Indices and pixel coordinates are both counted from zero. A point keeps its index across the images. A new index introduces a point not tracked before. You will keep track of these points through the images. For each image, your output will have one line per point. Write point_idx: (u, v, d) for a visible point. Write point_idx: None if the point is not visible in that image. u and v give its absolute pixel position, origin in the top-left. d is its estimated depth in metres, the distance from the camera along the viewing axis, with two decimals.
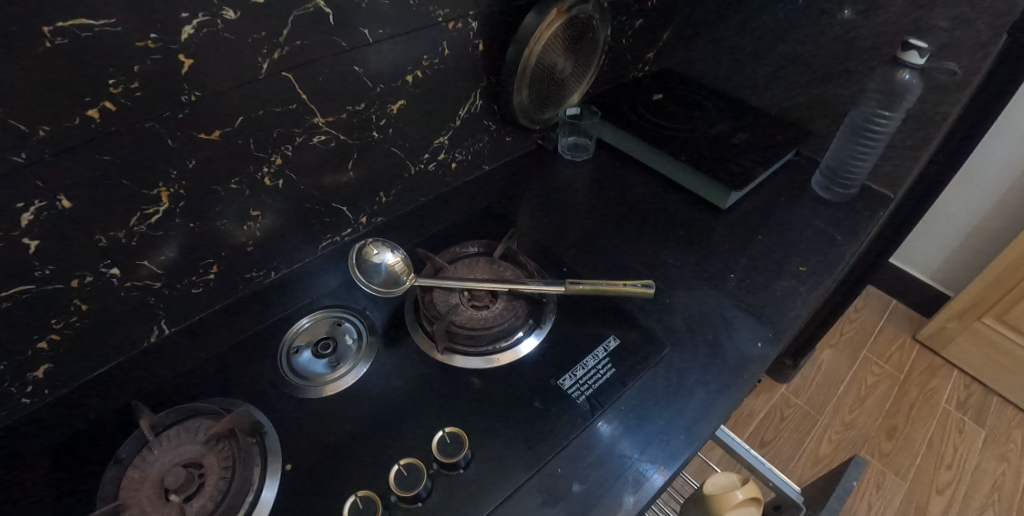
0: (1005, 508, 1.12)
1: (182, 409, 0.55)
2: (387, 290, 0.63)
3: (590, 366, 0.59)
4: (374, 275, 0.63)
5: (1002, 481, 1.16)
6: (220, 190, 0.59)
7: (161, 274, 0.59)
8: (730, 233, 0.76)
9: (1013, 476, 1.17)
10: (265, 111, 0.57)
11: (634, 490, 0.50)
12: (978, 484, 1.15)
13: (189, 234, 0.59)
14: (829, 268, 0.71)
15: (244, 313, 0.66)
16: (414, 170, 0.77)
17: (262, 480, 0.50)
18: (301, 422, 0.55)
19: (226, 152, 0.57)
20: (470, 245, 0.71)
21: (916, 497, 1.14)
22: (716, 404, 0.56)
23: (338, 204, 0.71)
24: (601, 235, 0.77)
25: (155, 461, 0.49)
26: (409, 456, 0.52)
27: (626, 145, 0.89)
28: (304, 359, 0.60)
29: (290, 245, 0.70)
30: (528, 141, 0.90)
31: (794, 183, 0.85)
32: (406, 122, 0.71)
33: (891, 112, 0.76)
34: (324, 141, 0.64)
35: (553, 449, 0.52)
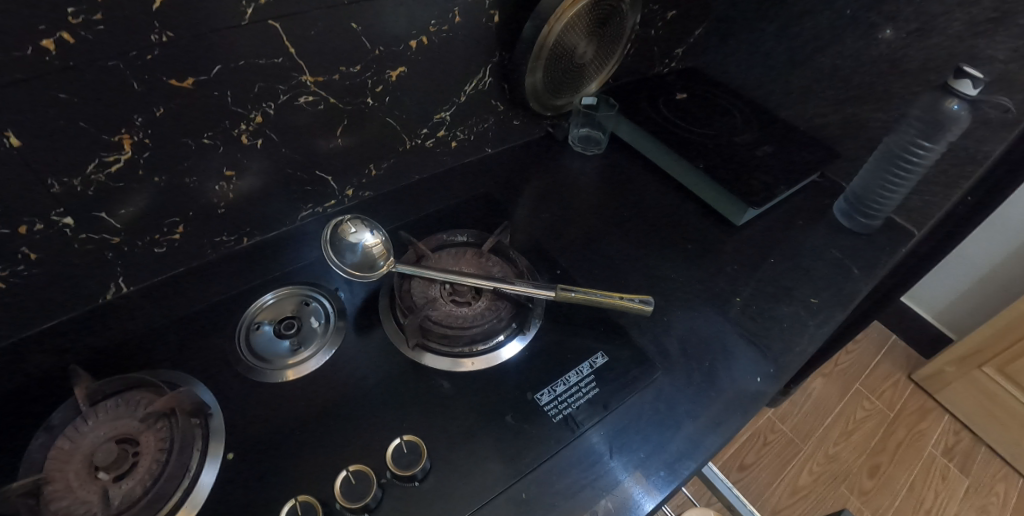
0: None
1: (125, 378, 0.50)
2: (362, 274, 0.59)
3: (572, 383, 0.54)
4: (349, 257, 0.59)
5: None
6: (191, 144, 0.54)
7: (121, 228, 0.54)
8: (741, 253, 0.71)
9: None
10: (247, 63, 0.51)
11: None
12: None
13: (153, 189, 0.54)
14: (842, 303, 0.66)
15: (210, 279, 0.62)
16: (410, 144, 0.72)
17: (201, 464, 0.46)
18: (253, 406, 0.51)
19: (201, 104, 0.51)
20: (459, 234, 0.67)
21: None
22: (703, 441, 0.52)
23: (323, 172, 0.66)
24: (602, 239, 0.72)
25: (88, 433, 0.45)
26: (364, 459, 0.48)
27: (641, 145, 0.83)
28: (265, 337, 0.56)
29: (267, 211, 0.65)
30: (537, 127, 0.85)
31: (813, 207, 0.80)
32: (405, 91, 0.65)
33: (931, 143, 0.70)
34: (312, 103, 0.59)
35: (521, 472, 0.48)
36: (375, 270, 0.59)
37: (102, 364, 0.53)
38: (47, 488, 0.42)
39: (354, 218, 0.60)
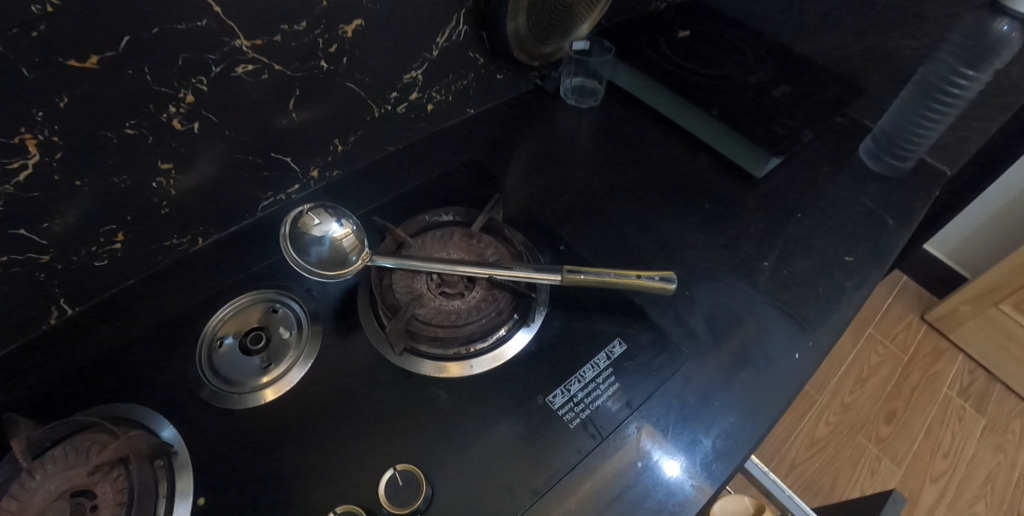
0: (996, 501, 1.11)
1: (73, 420, 0.43)
2: (331, 273, 0.51)
3: (588, 379, 0.48)
4: (314, 255, 0.51)
5: (997, 472, 1.14)
6: (114, 137, 0.44)
7: (49, 244, 0.46)
8: (763, 210, 0.64)
9: (1008, 468, 1.15)
10: (164, 30, 0.41)
11: None
12: (973, 474, 1.14)
13: (77, 196, 0.45)
14: (880, 260, 0.59)
15: (167, 289, 0.54)
16: (378, 112, 0.63)
17: (170, 505, 0.40)
18: (229, 436, 0.45)
19: (115, 86, 0.42)
20: (443, 213, 0.59)
21: (910, 485, 1.13)
22: (738, 436, 0.46)
23: (280, 153, 0.57)
24: (607, 205, 0.64)
25: (36, 489, 0.38)
26: (359, 490, 0.42)
27: (644, 93, 0.74)
28: (230, 355, 0.49)
29: (222, 205, 0.56)
30: (523, 80, 0.74)
31: (837, 150, 0.72)
32: (365, 48, 0.55)
33: (976, 73, 0.62)
34: (253, 72, 0.49)
35: (537, 492, 0.42)
36: (346, 267, 0.51)
37: (54, 404, 0.46)
38: None
39: (317, 208, 0.51)
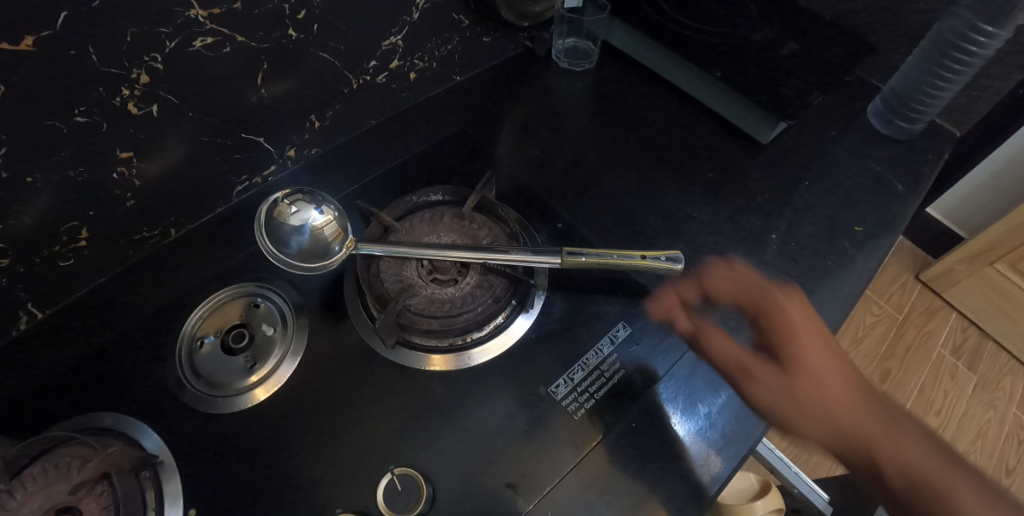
0: (986, 455, 1.16)
1: (51, 435, 0.40)
2: (313, 265, 0.47)
3: (592, 367, 0.47)
4: (293, 246, 0.47)
5: (987, 428, 1.18)
6: (63, 127, 0.40)
7: (7, 247, 0.42)
8: (768, 178, 0.61)
9: (998, 424, 1.19)
10: (105, 2, 0.36)
11: None
12: (964, 430, 1.18)
13: (30, 194, 0.41)
14: (890, 229, 0.57)
15: (142, 285, 0.51)
16: (356, 84, 0.58)
17: (160, 509, 0.40)
18: (220, 442, 0.43)
19: (57, 70, 0.37)
20: (432, 192, 0.56)
21: None
22: (747, 421, 0.45)
23: (251, 134, 0.53)
24: (605, 177, 0.60)
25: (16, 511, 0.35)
26: (359, 493, 0.41)
27: (641, 52, 0.69)
28: (211, 355, 0.46)
29: (193, 193, 0.52)
30: (512, 42, 0.69)
31: (845, 110, 0.68)
32: (337, 13, 0.50)
33: (994, 29, 0.57)
34: (213, 46, 0.44)
35: (543, 487, 0.41)
36: (328, 258, 0.48)
37: (32, 415, 0.44)
38: None
39: (295, 193, 0.48)
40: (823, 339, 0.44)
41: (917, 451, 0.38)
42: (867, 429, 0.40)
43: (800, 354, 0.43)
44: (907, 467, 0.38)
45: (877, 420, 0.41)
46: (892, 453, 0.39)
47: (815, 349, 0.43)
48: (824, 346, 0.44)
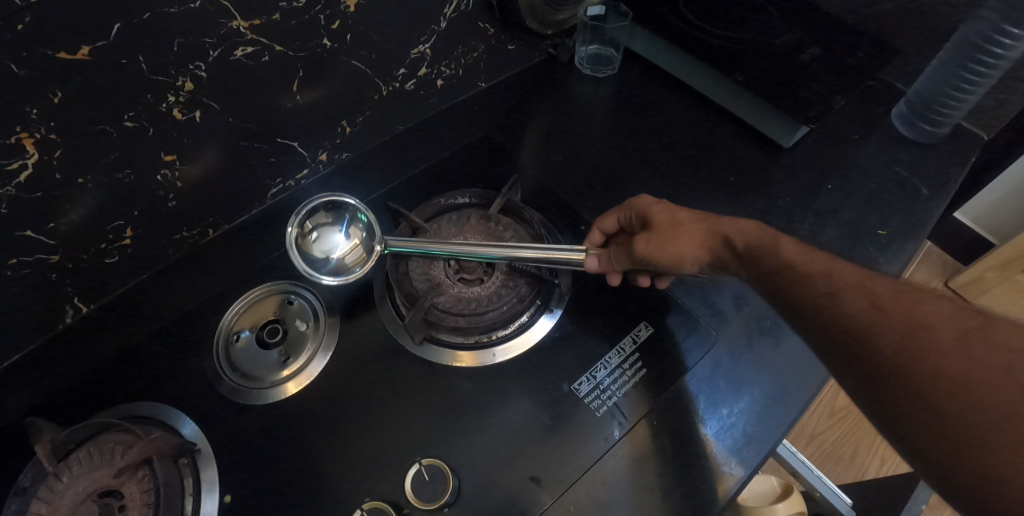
0: None
1: (95, 420, 0.43)
2: (331, 278, 0.47)
3: (614, 365, 0.47)
4: (319, 255, 0.48)
5: None
6: (113, 131, 0.42)
7: (58, 244, 0.45)
8: (790, 181, 0.61)
9: None
10: (156, 14, 0.39)
11: None
12: None
13: (81, 193, 0.44)
14: (914, 234, 0.57)
15: (181, 283, 0.53)
16: (386, 91, 0.60)
17: (197, 494, 0.41)
18: (253, 433, 0.44)
19: (111, 79, 0.40)
20: (458, 195, 0.57)
21: None
22: (770, 420, 0.45)
23: (286, 138, 0.55)
24: (627, 181, 0.61)
25: (64, 491, 0.39)
26: (386, 485, 0.42)
27: (663, 59, 0.70)
28: (247, 350, 0.48)
29: (230, 195, 0.55)
30: (536, 50, 0.71)
31: (869, 115, 0.68)
32: (369, 23, 0.52)
33: (1020, 32, 0.56)
34: (253, 55, 0.46)
35: (568, 478, 0.42)
36: (346, 277, 0.48)
37: (78, 403, 0.46)
38: None
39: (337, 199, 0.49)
40: (773, 235, 0.42)
41: (885, 287, 0.36)
42: (815, 264, 0.39)
43: (731, 241, 0.44)
44: (875, 300, 0.35)
45: (850, 274, 0.37)
46: (826, 284, 0.37)
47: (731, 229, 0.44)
48: (731, 221, 0.45)
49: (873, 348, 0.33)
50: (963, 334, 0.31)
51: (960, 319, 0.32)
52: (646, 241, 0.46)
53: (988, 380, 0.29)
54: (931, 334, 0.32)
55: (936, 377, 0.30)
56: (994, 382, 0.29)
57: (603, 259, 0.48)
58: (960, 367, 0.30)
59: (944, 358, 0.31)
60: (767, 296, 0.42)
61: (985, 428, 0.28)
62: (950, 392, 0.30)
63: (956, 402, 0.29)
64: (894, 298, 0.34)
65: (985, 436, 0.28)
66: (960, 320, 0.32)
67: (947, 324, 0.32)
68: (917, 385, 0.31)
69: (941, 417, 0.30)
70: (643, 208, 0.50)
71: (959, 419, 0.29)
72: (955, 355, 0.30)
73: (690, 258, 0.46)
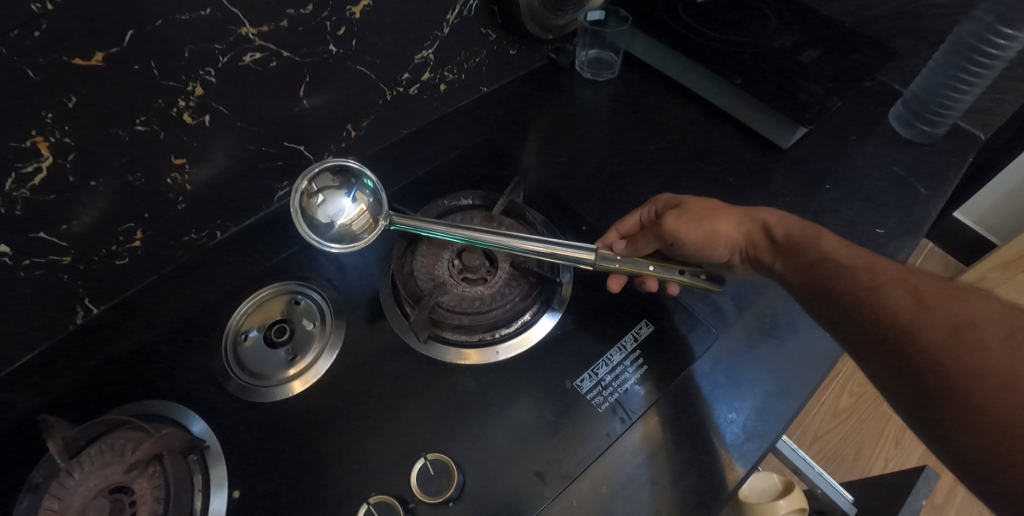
0: None
1: (107, 418, 0.43)
2: (335, 244, 0.48)
3: (616, 362, 0.48)
4: (323, 220, 0.49)
5: None
6: (125, 135, 0.44)
7: (70, 245, 0.46)
8: (789, 181, 0.62)
9: None
10: (167, 21, 0.40)
11: None
12: None
13: (93, 195, 0.45)
14: (912, 232, 0.57)
15: (189, 284, 0.54)
16: (390, 95, 0.61)
17: (207, 490, 0.42)
18: (259, 430, 0.45)
19: (123, 84, 0.41)
20: (462, 197, 0.58)
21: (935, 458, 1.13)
22: (771, 415, 0.45)
23: (293, 142, 0.56)
24: (627, 183, 0.62)
25: (75, 487, 0.39)
26: (390, 480, 0.43)
27: (662, 62, 0.71)
28: (255, 349, 0.49)
29: (237, 197, 0.56)
30: (537, 55, 0.72)
31: (867, 115, 0.69)
32: (374, 29, 0.53)
33: (1014, 32, 0.58)
34: (261, 60, 0.47)
35: (571, 473, 0.43)
36: (350, 243, 0.49)
37: (87, 401, 0.47)
38: None
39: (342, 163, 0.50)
40: (814, 225, 0.44)
41: (928, 284, 0.35)
42: (858, 258, 0.40)
43: (769, 228, 0.46)
44: (921, 294, 0.35)
45: (895, 269, 0.38)
46: (865, 280, 0.37)
47: (770, 218, 0.47)
48: (770, 210, 0.47)
49: (916, 346, 0.33)
50: (1011, 333, 0.31)
51: (1007, 319, 0.32)
52: (680, 218, 0.50)
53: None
54: (979, 334, 0.31)
55: (985, 376, 0.30)
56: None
57: (631, 242, 0.51)
58: (1009, 368, 0.29)
59: (991, 358, 0.30)
60: (801, 286, 0.43)
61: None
62: (997, 392, 0.29)
63: (1003, 402, 0.29)
64: (939, 296, 0.34)
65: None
66: (1008, 319, 0.32)
67: (995, 324, 0.32)
68: (963, 385, 0.30)
69: (987, 418, 0.29)
70: (670, 199, 0.53)
71: (1013, 421, 0.28)
72: (1003, 355, 0.30)
73: (723, 238, 0.48)
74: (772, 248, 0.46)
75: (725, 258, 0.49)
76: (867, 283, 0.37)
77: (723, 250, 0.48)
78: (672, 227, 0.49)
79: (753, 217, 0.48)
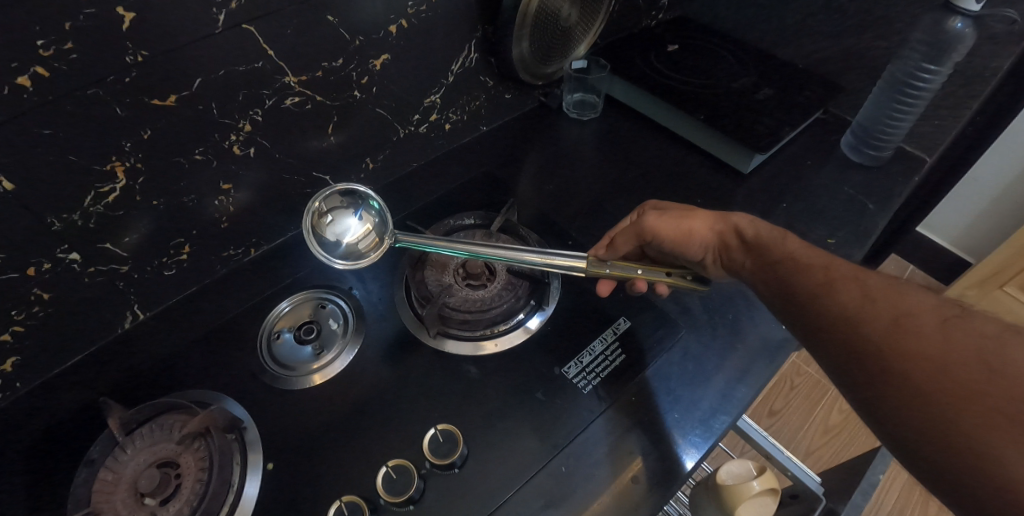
0: None
1: (157, 402, 0.50)
2: (343, 261, 0.53)
3: (598, 352, 0.54)
4: (332, 238, 0.54)
5: None
6: (184, 162, 0.52)
7: (129, 256, 0.54)
8: (751, 201, 0.70)
9: None
10: (228, 71, 0.50)
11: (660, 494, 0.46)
12: None
13: (154, 214, 0.53)
14: (860, 241, 0.65)
15: (224, 294, 0.62)
16: (403, 133, 0.71)
17: (244, 463, 0.48)
18: (285, 415, 0.51)
19: (187, 120, 0.50)
20: (465, 217, 0.66)
21: None
22: (734, 395, 0.52)
23: (320, 172, 0.65)
24: (609, 204, 0.71)
25: (128, 461, 0.45)
26: (401, 453, 0.48)
27: (638, 102, 0.81)
28: (287, 344, 0.56)
29: (270, 219, 0.64)
30: (529, 98, 0.82)
31: (821, 145, 0.78)
32: (392, 78, 0.64)
33: (936, 67, 0.68)
34: (299, 103, 0.57)
35: (560, 444, 0.49)
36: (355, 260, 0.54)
37: (133, 393, 0.53)
38: None
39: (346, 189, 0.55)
40: (781, 230, 0.46)
41: (877, 280, 0.37)
42: (813, 258, 0.42)
43: (740, 229, 0.48)
44: (867, 287, 0.37)
45: (846, 266, 0.40)
46: (821, 275, 0.39)
47: (743, 221, 0.49)
48: (745, 215, 0.50)
49: (859, 334, 0.34)
50: (944, 320, 0.33)
51: (941, 309, 0.34)
52: (659, 219, 0.53)
53: (963, 363, 0.30)
54: (915, 321, 0.33)
55: (917, 360, 0.31)
56: (970, 365, 0.30)
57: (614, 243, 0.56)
58: (940, 352, 0.31)
59: (924, 343, 0.32)
60: (763, 286, 0.44)
61: (964, 406, 0.29)
62: (928, 375, 0.31)
63: (933, 383, 0.30)
64: (885, 290, 0.36)
65: (962, 415, 0.29)
66: (943, 309, 0.34)
67: (931, 314, 0.33)
68: (899, 369, 0.32)
69: (920, 396, 0.30)
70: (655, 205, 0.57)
71: (943, 401, 0.30)
72: (934, 338, 0.32)
73: (697, 237, 0.51)
74: (742, 247, 0.48)
75: (700, 257, 0.52)
76: (819, 277, 0.39)
77: (696, 248, 0.51)
78: (650, 226, 0.54)
79: (726, 221, 0.50)
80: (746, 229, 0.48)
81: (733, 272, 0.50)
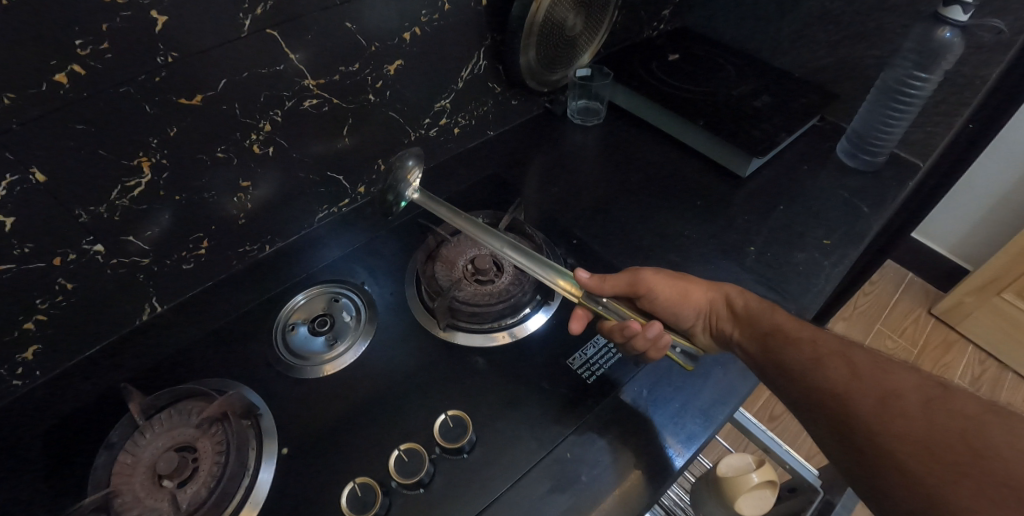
0: None
1: (175, 389, 0.52)
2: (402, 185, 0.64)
3: (602, 345, 0.56)
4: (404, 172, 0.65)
5: None
6: (206, 159, 0.55)
7: (150, 249, 0.56)
8: (750, 203, 0.72)
9: None
10: (251, 73, 0.52)
11: (660, 480, 0.48)
12: None
13: (175, 209, 0.55)
14: (856, 241, 0.67)
15: (239, 289, 0.64)
16: (414, 136, 0.73)
17: (259, 449, 0.49)
18: (298, 403, 0.53)
19: (210, 119, 0.52)
20: (474, 216, 0.69)
21: None
22: (733, 386, 0.54)
23: (334, 173, 0.67)
24: (613, 206, 0.73)
25: (147, 445, 0.47)
26: (410, 439, 0.50)
27: (640, 110, 0.84)
28: (300, 335, 0.58)
29: (285, 217, 0.66)
30: (534, 105, 0.85)
31: (817, 151, 0.80)
32: (405, 83, 0.66)
33: (927, 74, 0.71)
34: (317, 105, 0.60)
35: (565, 432, 0.50)
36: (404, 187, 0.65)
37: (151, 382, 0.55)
38: (116, 501, 0.44)
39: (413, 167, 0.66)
40: (769, 303, 0.51)
41: (863, 356, 0.41)
42: (804, 333, 0.46)
43: (731, 299, 0.53)
44: (854, 364, 0.41)
45: (835, 342, 0.44)
46: (811, 353, 0.43)
47: (733, 291, 0.53)
48: (735, 285, 0.54)
49: (853, 412, 0.38)
50: (927, 401, 0.36)
51: (924, 389, 0.37)
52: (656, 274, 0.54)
53: (947, 444, 0.34)
54: (900, 401, 0.37)
55: (903, 440, 0.35)
56: (953, 446, 0.33)
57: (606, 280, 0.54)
58: (924, 432, 0.35)
59: (911, 425, 0.35)
60: (757, 359, 0.48)
61: (950, 485, 0.32)
62: (918, 456, 0.34)
63: (924, 463, 0.34)
64: (870, 368, 0.40)
65: (951, 495, 0.32)
66: (925, 389, 0.37)
67: (914, 394, 0.37)
68: (890, 448, 0.35)
69: (910, 475, 0.34)
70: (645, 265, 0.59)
71: (928, 480, 0.33)
72: (917, 419, 0.36)
73: (693, 301, 0.54)
74: (731, 317, 0.52)
75: (691, 322, 0.55)
76: (809, 354, 0.44)
77: (689, 311, 0.54)
78: (648, 280, 0.54)
79: (719, 289, 0.54)
80: (736, 300, 0.53)
81: (724, 343, 0.54)
